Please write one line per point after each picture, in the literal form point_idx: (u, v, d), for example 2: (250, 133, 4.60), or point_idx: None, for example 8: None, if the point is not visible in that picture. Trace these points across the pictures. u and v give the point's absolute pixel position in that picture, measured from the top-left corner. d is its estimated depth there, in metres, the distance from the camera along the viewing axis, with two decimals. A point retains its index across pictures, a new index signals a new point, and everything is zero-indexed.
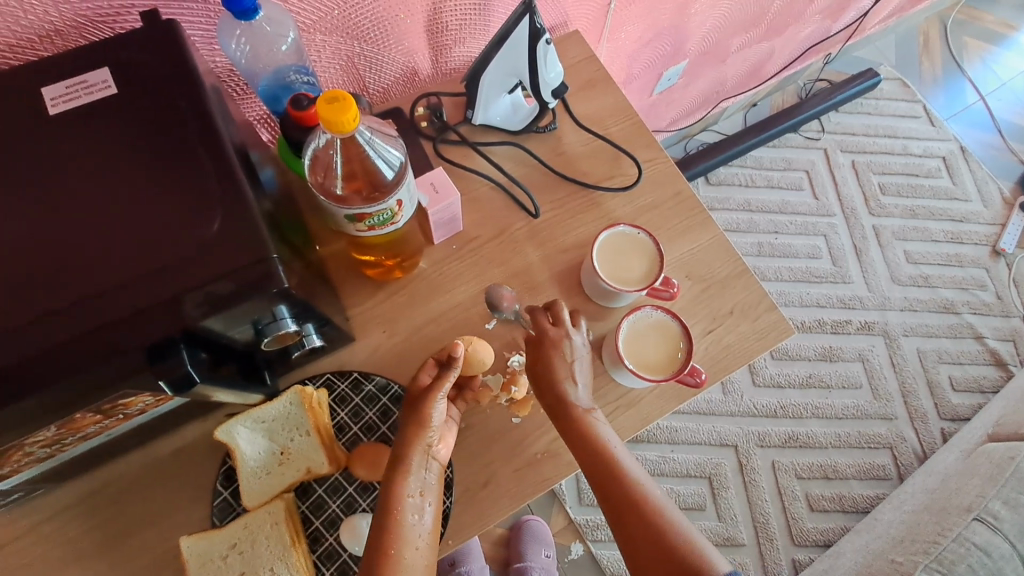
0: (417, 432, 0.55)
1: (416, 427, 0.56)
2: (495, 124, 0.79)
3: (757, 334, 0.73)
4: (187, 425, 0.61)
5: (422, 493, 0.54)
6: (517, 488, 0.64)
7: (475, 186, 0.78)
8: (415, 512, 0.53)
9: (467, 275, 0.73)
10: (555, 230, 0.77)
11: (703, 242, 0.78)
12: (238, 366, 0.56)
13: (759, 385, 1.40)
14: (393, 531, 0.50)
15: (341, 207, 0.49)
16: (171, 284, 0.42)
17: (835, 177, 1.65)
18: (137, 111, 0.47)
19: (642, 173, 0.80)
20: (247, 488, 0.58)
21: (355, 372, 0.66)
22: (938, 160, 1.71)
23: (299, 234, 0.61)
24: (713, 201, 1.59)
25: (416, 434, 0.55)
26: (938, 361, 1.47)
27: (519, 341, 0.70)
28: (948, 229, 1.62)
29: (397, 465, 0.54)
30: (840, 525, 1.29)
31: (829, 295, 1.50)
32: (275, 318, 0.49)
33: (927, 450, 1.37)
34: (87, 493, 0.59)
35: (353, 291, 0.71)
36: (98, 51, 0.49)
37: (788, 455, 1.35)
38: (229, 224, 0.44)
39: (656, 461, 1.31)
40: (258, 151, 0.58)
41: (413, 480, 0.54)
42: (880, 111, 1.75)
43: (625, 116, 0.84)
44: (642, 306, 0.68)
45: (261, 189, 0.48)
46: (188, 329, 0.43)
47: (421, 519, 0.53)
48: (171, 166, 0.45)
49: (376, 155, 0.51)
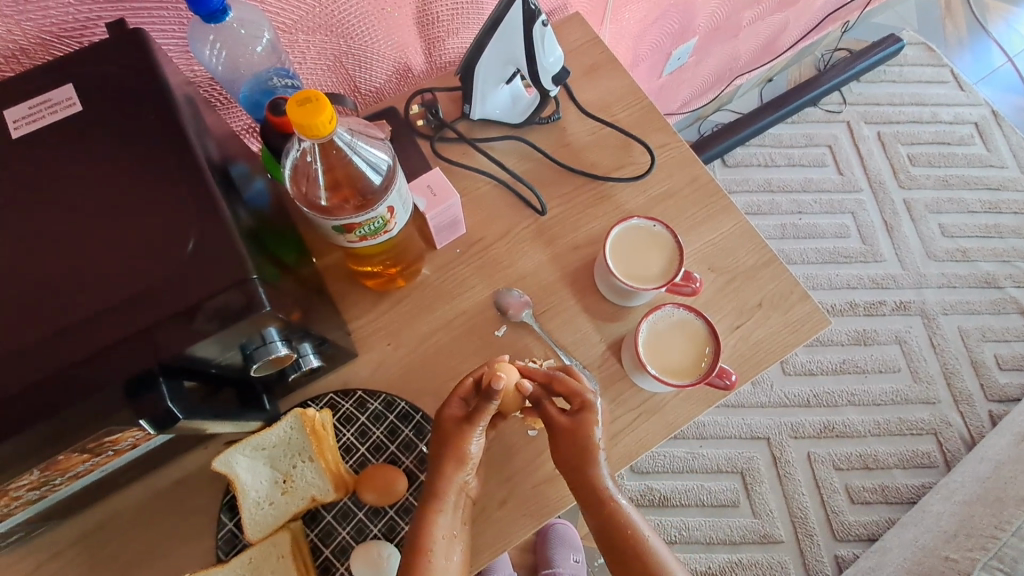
0: (450, 476, 0.54)
1: (450, 465, 0.54)
2: (494, 118, 0.75)
3: (789, 327, 0.68)
4: (188, 453, 0.59)
5: (452, 533, 0.53)
6: (535, 508, 0.60)
7: (477, 185, 0.73)
8: (445, 554, 0.52)
9: (473, 279, 0.69)
10: (564, 227, 0.72)
11: (724, 231, 0.72)
12: (234, 391, 0.53)
13: (790, 374, 1.33)
14: None
15: (328, 218, 0.46)
16: (143, 313, 0.38)
17: (860, 151, 1.56)
18: (104, 129, 0.44)
19: (655, 159, 0.74)
20: (251, 520, 0.56)
21: (360, 389, 0.63)
22: (970, 126, 1.60)
23: (291, 248, 0.58)
24: (731, 183, 1.51)
25: (450, 476, 0.54)
26: (982, 339, 1.38)
27: (531, 348, 0.66)
28: (984, 199, 1.52)
29: (426, 511, 0.53)
30: (885, 518, 1.22)
31: (861, 275, 1.42)
32: (265, 342, 0.45)
33: (975, 435, 1.28)
34: (90, 529, 0.56)
35: (354, 304, 0.67)
36: (62, 66, 0.46)
37: (824, 446, 1.27)
38: (203, 243, 0.40)
39: (685, 458, 1.25)
40: (242, 163, 0.55)
41: (444, 521, 0.53)
42: (905, 78, 1.65)
43: (633, 100, 0.78)
44: (662, 306, 0.63)
45: (239, 204, 0.45)
46: (165, 362, 0.40)
47: (450, 563, 0.52)
48: (141, 186, 0.42)
49: (359, 158, 0.48)
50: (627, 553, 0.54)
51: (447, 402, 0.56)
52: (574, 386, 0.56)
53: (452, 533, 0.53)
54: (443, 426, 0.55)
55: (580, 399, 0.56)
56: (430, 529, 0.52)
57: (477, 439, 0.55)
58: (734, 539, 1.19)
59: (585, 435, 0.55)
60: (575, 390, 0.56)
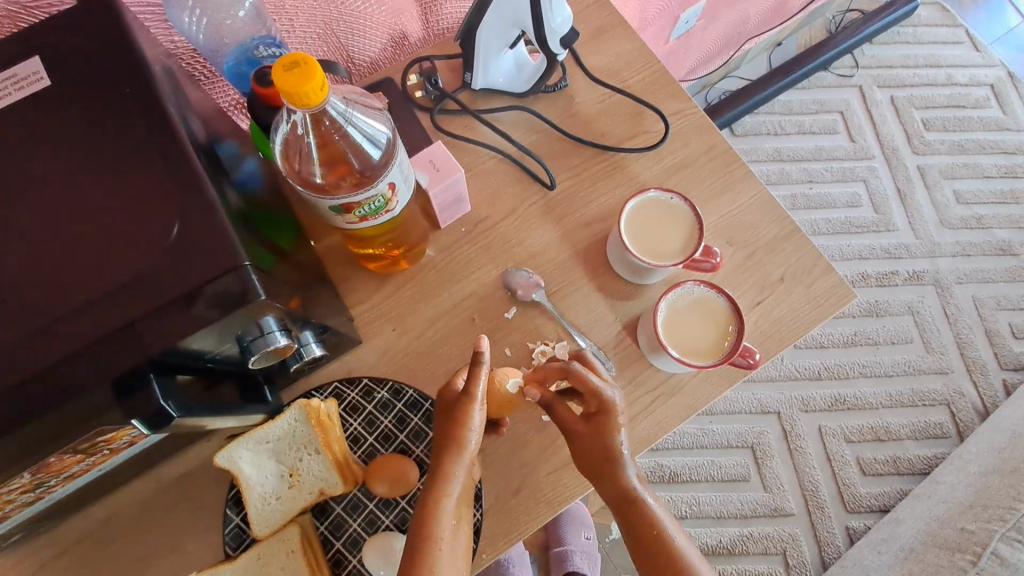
0: (452, 460, 0.49)
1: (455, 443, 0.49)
2: (497, 87, 0.70)
3: (813, 302, 0.65)
4: (193, 446, 0.57)
5: (455, 517, 0.49)
6: (551, 496, 0.58)
7: (481, 159, 0.69)
8: (451, 541, 0.47)
9: (481, 259, 0.66)
10: (575, 202, 0.68)
11: (743, 202, 0.68)
12: (234, 384, 0.50)
13: (801, 347, 1.30)
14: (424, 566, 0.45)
15: (326, 197, 0.42)
16: (128, 308, 0.35)
17: (873, 117, 1.50)
18: (76, 107, 0.40)
19: (669, 128, 0.70)
20: (258, 516, 0.54)
21: (366, 377, 0.60)
22: (986, 89, 1.54)
23: (286, 231, 0.55)
24: (740, 154, 1.46)
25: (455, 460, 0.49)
26: (997, 308, 1.34)
27: (543, 329, 0.63)
28: (1000, 164, 1.47)
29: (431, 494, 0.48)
30: (897, 489, 1.21)
31: (872, 245, 1.38)
32: (263, 332, 0.42)
33: (988, 405, 1.26)
34: (92, 527, 0.55)
35: (356, 288, 0.64)
36: (28, 37, 0.42)
37: (836, 419, 1.26)
38: (190, 228, 0.37)
39: (694, 434, 1.23)
40: (230, 143, 0.51)
41: (449, 504, 0.48)
42: (919, 38, 1.57)
43: (644, 65, 0.74)
44: (681, 283, 0.60)
45: (227, 185, 0.41)
46: (153, 360, 0.37)
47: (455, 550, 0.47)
48: (117, 169, 0.39)
49: (354, 129, 0.44)
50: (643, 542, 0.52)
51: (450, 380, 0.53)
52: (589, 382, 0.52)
53: (458, 521, 0.49)
54: (444, 408, 0.51)
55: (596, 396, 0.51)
56: (436, 512, 0.47)
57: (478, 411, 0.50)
58: (745, 512, 1.18)
59: (606, 435, 0.51)
60: (592, 389, 0.51)
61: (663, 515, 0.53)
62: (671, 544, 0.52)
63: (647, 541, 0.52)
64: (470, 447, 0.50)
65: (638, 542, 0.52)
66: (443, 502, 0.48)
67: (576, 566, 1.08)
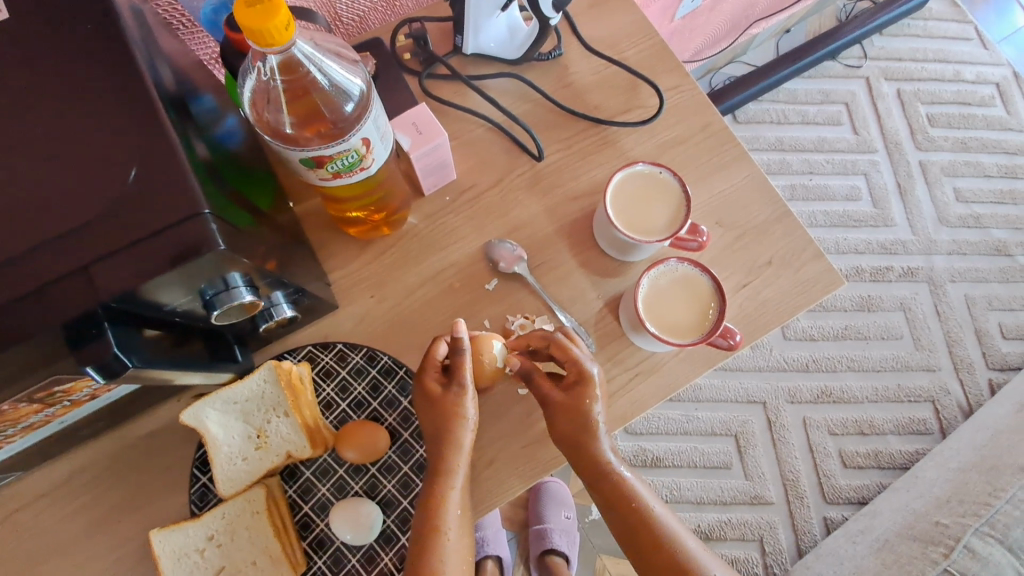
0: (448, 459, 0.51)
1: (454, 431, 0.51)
2: (489, 53, 0.68)
3: (800, 288, 0.63)
4: (163, 405, 0.56)
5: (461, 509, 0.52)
6: (523, 469, 0.58)
7: (470, 127, 0.68)
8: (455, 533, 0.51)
9: (464, 229, 0.64)
10: (563, 175, 0.67)
11: (735, 182, 0.67)
12: (204, 342, 0.50)
13: (790, 339, 1.29)
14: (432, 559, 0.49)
15: (294, 148, 0.41)
16: (83, 250, 0.34)
17: (877, 110, 1.47)
18: (33, 40, 0.38)
19: (664, 103, 0.68)
20: (223, 475, 0.53)
21: (341, 342, 0.59)
22: (992, 87, 1.52)
23: (264, 190, 0.53)
24: (742, 142, 1.44)
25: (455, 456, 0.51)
26: (988, 308, 1.34)
27: (524, 303, 0.62)
28: (1001, 163, 1.46)
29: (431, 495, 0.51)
30: (876, 482, 1.21)
31: (869, 240, 1.37)
32: (228, 287, 0.40)
33: (973, 403, 1.26)
34: (58, 482, 0.54)
35: (335, 253, 0.63)
36: None
37: (820, 411, 1.26)
38: (148, 173, 0.36)
39: (680, 420, 1.23)
40: (208, 96, 0.49)
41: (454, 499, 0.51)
42: (930, 32, 1.54)
43: (642, 38, 0.71)
44: (665, 260, 0.59)
45: (195, 136, 0.40)
46: (107, 305, 0.35)
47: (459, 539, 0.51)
48: (76, 108, 0.37)
49: (320, 75, 0.42)
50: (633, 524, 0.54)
51: (425, 368, 0.54)
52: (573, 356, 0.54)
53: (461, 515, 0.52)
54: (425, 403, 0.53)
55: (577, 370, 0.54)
56: (444, 509, 0.50)
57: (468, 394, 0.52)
58: (724, 499, 1.19)
59: (581, 410, 0.53)
60: (572, 359, 0.54)
61: (637, 484, 0.55)
62: (651, 514, 0.54)
63: (628, 515, 0.54)
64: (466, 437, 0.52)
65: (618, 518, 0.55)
66: (448, 499, 0.51)
67: (556, 544, 1.08)
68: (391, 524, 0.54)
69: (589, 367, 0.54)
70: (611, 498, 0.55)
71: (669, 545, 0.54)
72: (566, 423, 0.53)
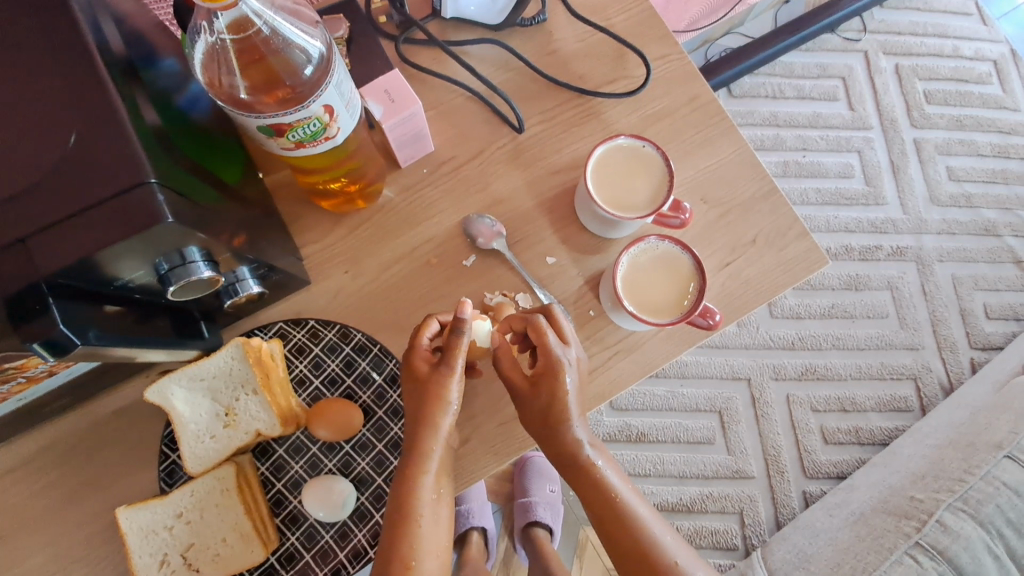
0: (421, 443, 0.50)
1: (431, 412, 0.50)
2: (470, 17, 0.65)
3: (785, 267, 0.62)
4: (131, 381, 0.55)
5: (438, 492, 0.51)
6: (501, 448, 0.57)
7: (449, 96, 0.65)
8: (432, 516, 0.50)
9: (442, 202, 0.62)
10: (544, 148, 0.64)
11: (722, 158, 0.65)
12: (169, 317, 0.48)
13: (777, 317, 1.29)
14: (411, 544, 0.48)
15: (252, 115, 0.38)
16: (23, 220, 0.33)
17: (874, 86, 1.44)
18: None
19: (651, 73, 0.65)
20: (191, 453, 0.53)
21: (313, 319, 0.57)
22: (989, 64, 1.49)
23: (232, 162, 0.51)
24: (735, 116, 1.41)
25: (434, 425, 0.50)
26: (974, 288, 1.34)
27: (502, 280, 0.61)
28: (994, 142, 1.44)
29: (408, 473, 0.50)
30: (855, 457, 1.23)
31: (860, 218, 1.36)
32: (184, 261, 0.38)
33: (954, 381, 1.28)
34: (24, 459, 0.53)
35: (308, 227, 0.60)
36: None
37: (804, 388, 1.27)
38: (88, 136, 0.34)
39: (664, 397, 1.24)
40: (171, 60, 0.46)
41: (429, 482, 0.50)
42: (930, 6, 1.50)
43: (629, 4, 0.68)
44: (646, 237, 0.58)
45: (146, 97, 0.38)
46: (52, 281, 0.33)
47: (437, 523, 0.50)
48: (10, 67, 0.35)
49: (268, 28, 0.39)
50: (607, 517, 0.54)
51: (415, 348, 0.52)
52: (544, 342, 0.51)
53: (437, 497, 0.51)
54: (416, 372, 0.51)
55: (549, 359, 0.51)
56: (415, 492, 0.49)
57: (456, 381, 0.51)
58: (707, 474, 1.21)
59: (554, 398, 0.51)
60: (545, 347, 0.51)
61: (622, 486, 0.54)
62: (631, 512, 0.54)
63: (611, 521, 0.54)
64: (446, 420, 0.51)
65: (602, 524, 0.54)
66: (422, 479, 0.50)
67: (540, 516, 1.09)
68: (365, 501, 0.53)
69: (559, 358, 0.51)
70: (585, 485, 0.54)
71: (647, 544, 0.53)
72: (540, 416, 0.52)
